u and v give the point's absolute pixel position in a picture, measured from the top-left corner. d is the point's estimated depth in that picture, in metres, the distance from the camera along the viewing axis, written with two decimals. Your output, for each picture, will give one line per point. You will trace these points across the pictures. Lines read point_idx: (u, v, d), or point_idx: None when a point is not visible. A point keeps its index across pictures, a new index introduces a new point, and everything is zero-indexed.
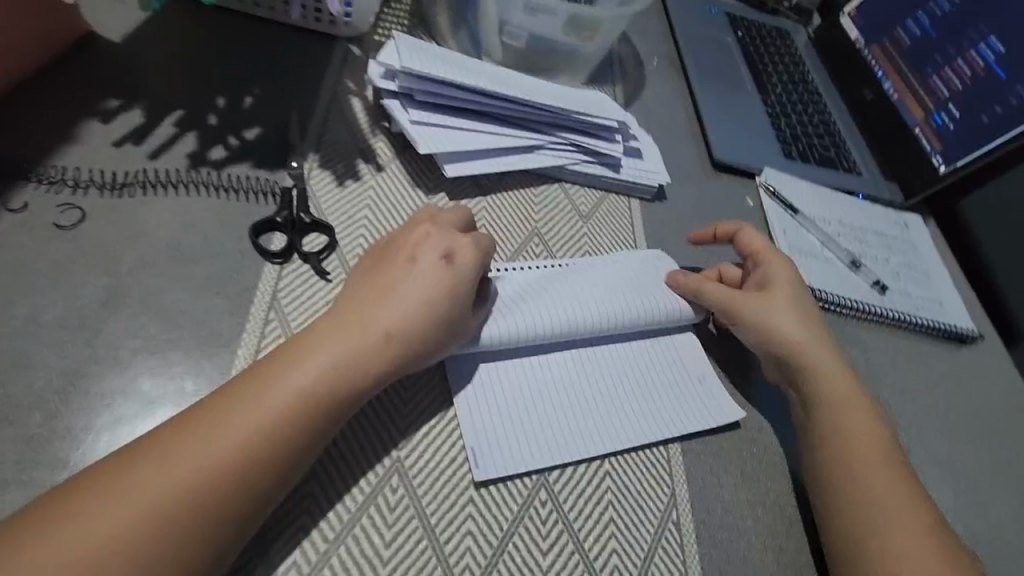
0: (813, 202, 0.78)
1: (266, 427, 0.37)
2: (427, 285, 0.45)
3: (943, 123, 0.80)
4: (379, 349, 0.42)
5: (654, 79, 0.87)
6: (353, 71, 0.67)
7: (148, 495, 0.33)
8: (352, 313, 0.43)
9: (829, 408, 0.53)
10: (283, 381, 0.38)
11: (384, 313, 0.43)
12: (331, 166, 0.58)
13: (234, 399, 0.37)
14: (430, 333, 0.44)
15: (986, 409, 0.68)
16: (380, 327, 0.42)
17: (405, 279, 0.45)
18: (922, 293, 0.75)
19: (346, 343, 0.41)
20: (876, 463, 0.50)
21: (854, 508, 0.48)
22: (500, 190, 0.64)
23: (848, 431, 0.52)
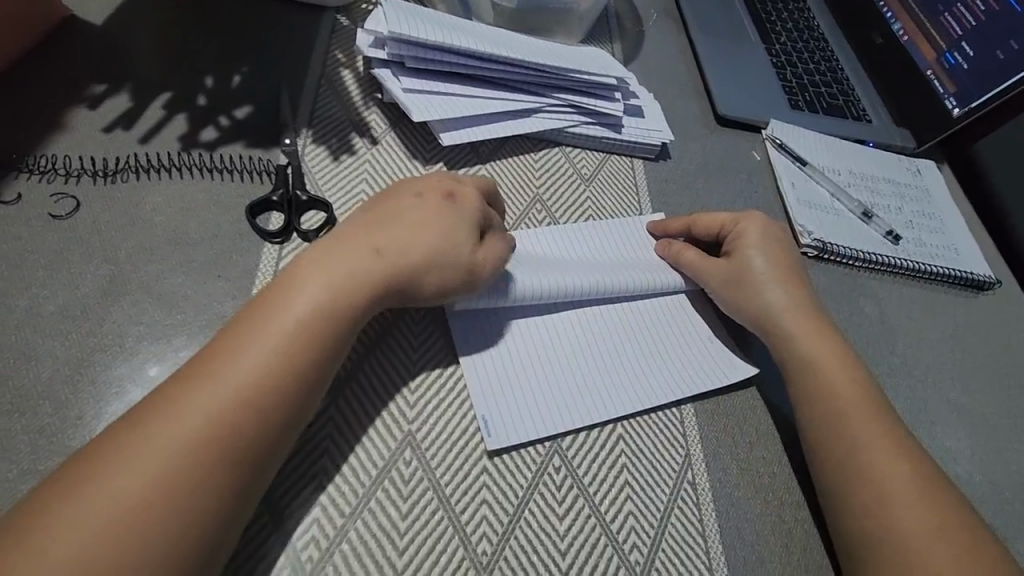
0: (822, 154, 0.76)
1: (260, 378, 0.37)
2: (405, 233, 0.45)
3: (956, 64, 0.77)
4: (368, 291, 0.42)
5: (653, 34, 0.84)
6: (342, 42, 0.65)
7: (152, 466, 0.33)
8: (336, 255, 0.43)
9: (835, 361, 0.53)
10: (268, 336, 0.38)
11: (370, 260, 0.43)
12: (325, 141, 0.57)
13: (223, 356, 0.37)
14: (413, 281, 0.44)
15: (1005, 355, 0.67)
16: (368, 268, 0.43)
17: (384, 228, 0.45)
18: (937, 241, 0.73)
19: (333, 286, 0.41)
20: (876, 415, 0.50)
21: (867, 460, 0.48)
22: (499, 157, 0.62)
23: (843, 385, 0.51)
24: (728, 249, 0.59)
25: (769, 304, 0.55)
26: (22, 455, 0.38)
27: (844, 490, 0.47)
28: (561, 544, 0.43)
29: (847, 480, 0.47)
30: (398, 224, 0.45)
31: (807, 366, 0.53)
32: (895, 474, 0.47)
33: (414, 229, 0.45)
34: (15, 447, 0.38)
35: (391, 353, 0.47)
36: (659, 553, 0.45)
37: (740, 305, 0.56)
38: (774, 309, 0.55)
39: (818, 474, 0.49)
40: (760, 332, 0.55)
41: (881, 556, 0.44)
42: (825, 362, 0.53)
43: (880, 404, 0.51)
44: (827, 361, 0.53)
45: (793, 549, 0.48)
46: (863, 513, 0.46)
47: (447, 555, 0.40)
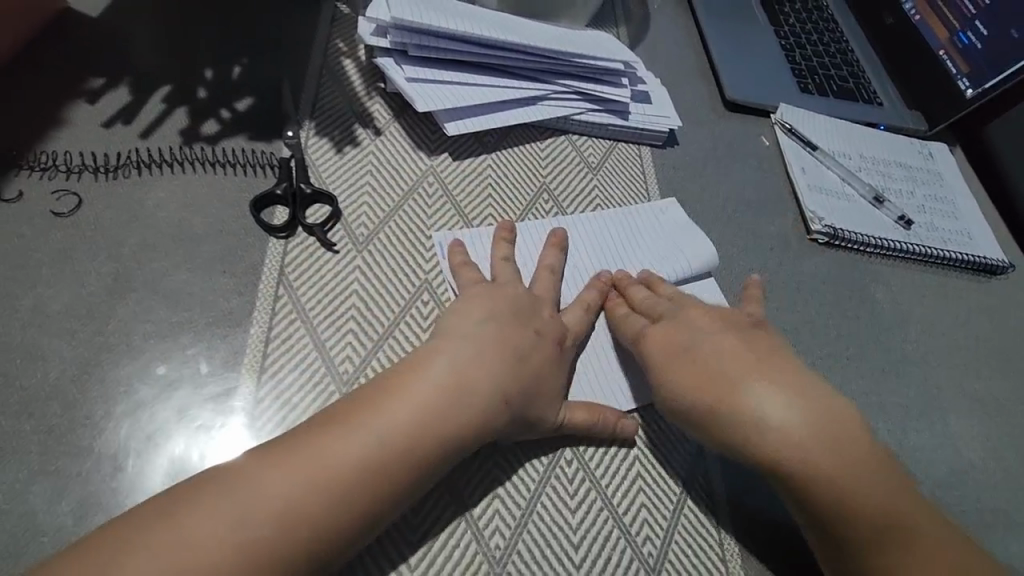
0: (831, 138, 0.74)
1: (377, 469, 0.37)
2: (536, 351, 0.44)
3: (969, 43, 0.76)
4: (487, 396, 0.41)
5: (659, 17, 0.82)
6: (343, 31, 0.64)
7: (259, 513, 0.34)
8: (475, 361, 0.42)
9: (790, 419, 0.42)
10: (395, 427, 0.38)
11: (505, 375, 0.42)
12: (328, 133, 0.57)
13: (349, 433, 0.37)
14: (530, 402, 0.43)
15: (1017, 340, 0.66)
16: (488, 367, 0.42)
17: (518, 337, 0.44)
18: (951, 225, 0.72)
19: (464, 394, 0.40)
20: (868, 477, 0.41)
21: (877, 535, 0.40)
22: (505, 146, 0.61)
23: (815, 443, 0.42)
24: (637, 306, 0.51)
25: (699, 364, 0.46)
26: (32, 456, 0.38)
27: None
28: (574, 538, 0.43)
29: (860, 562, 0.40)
30: (514, 320, 0.45)
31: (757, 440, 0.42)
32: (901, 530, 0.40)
33: (539, 347, 0.45)
34: (26, 448, 0.38)
35: (399, 347, 0.47)
36: (673, 545, 0.44)
37: (667, 380, 0.46)
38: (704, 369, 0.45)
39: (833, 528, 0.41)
40: (700, 412, 0.44)
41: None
42: (779, 427, 0.42)
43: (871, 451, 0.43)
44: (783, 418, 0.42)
45: None
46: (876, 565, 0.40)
47: (461, 550, 0.40)
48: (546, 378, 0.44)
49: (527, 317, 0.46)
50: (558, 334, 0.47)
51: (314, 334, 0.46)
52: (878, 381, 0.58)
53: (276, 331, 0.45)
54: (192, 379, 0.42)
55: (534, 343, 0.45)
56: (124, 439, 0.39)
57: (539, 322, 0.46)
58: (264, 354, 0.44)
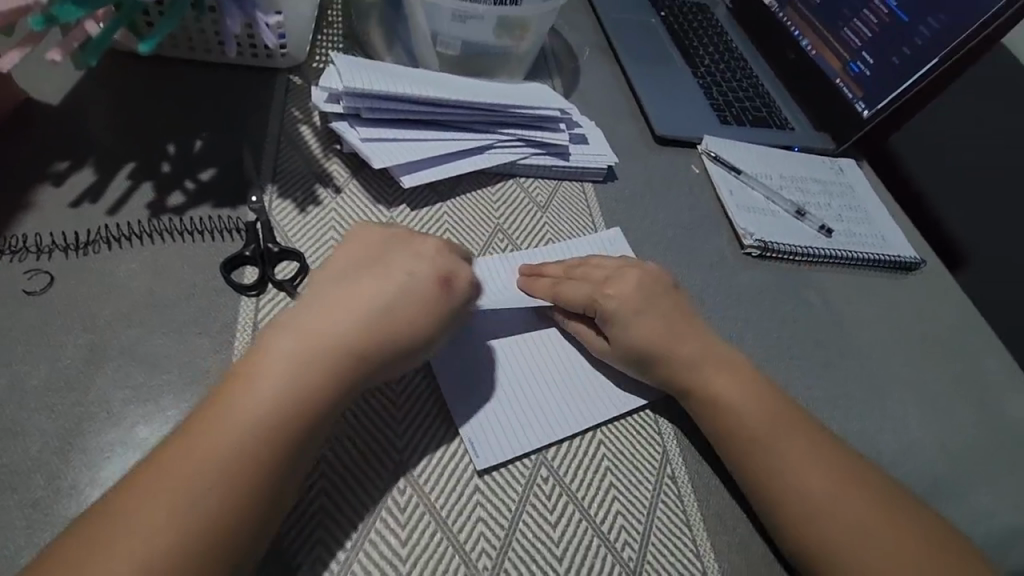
0: (753, 162, 0.82)
1: (260, 427, 0.39)
2: (401, 290, 0.47)
3: (860, 71, 0.87)
4: (341, 347, 0.43)
5: (589, 67, 0.90)
6: (297, 99, 0.68)
7: (161, 501, 0.36)
8: (328, 311, 0.44)
9: (721, 368, 0.54)
10: (263, 386, 0.40)
11: (366, 317, 0.45)
12: (290, 195, 0.60)
13: (225, 405, 0.39)
14: (401, 334, 0.46)
15: (936, 325, 0.73)
16: (346, 315, 0.44)
17: (379, 282, 0.47)
18: (867, 230, 0.79)
19: (324, 342, 0.43)
20: (796, 440, 0.50)
21: (803, 499, 0.48)
22: (458, 194, 0.66)
23: (743, 402, 0.52)
24: (607, 273, 0.57)
25: (660, 323, 0.54)
26: (17, 530, 0.38)
27: (795, 535, 0.47)
28: (557, 550, 0.45)
29: (791, 524, 0.48)
30: (372, 271, 0.48)
31: (699, 383, 0.53)
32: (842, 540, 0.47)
33: (398, 283, 0.47)
34: (9, 523, 0.38)
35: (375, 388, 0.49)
36: (650, 547, 0.47)
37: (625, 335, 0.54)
38: (668, 328, 0.54)
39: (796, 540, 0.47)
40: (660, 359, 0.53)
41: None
42: (716, 380, 0.53)
43: (804, 430, 0.51)
44: (719, 378, 0.53)
45: None
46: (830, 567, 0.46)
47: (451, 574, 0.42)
48: (415, 312, 0.47)
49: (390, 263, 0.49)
50: (436, 276, 0.49)
51: None
52: (819, 376, 0.64)
53: None
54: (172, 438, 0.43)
55: (385, 292, 0.46)
56: None
57: (408, 267, 0.48)
58: None
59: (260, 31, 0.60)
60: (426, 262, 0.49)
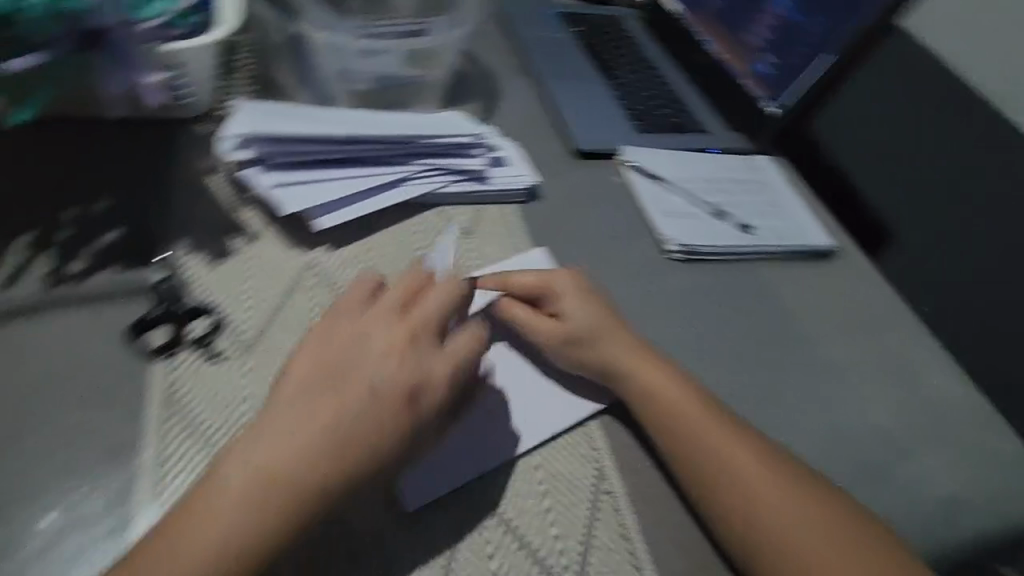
0: (672, 167, 0.84)
1: (221, 546, 0.40)
2: (365, 407, 0.45)
3: (766, 70, 0.90)
4: (304, 466, 0.42)
5: (508, 87, 0.91)
6: (206, 148, 0.67)
7: None
8: (291, 428, 0.44)
9: (653, 368, 0.55)
10: (225, 504, 0.41)
11: (329, 434, 0.43)
12: (203, 249, 0.59)
13: (189, 521, 0.41)
14: (369, 451, 0.44)
15: (857, 309, 0.76)
16: (309, 433, 0.43)
17: (346, 399, 0.45)
18: (785, 223, 0.82)
19: (286, 460, 0.42)
20: (732, 437, 0.52)
21: (741, 493, 0.50)
22: (380, 229, 0.65)
23: (677, 400, 0.54)
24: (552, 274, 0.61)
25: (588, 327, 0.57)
26: None
27: (734, 529, 0.49)
28: None
29: (732, 518, 0.50)
30: (343, 385, 0.46)
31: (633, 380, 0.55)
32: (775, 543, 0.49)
33: (362, 398, 0.45)
34: None
35: None
36: (590, 566, 0.47)
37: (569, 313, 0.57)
38: (598, 331, 0.57)
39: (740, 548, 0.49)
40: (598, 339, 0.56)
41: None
42: (647, 376, 0.55)
43: (731, 422, 0.53)
44: (653, 378, 0.55)
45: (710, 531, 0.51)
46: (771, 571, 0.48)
47: None
48: (382, 429, 0.45)
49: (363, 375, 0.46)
50: (406, 390, 0.46)
51: (214, 447, 0.47)
52: (744, 373, 0.66)
53: (166, 451, 0.46)
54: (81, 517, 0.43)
55: (348, 407, 0.45)
56: None
57: (377, 377, 0.46)
58: (159, 475, 0.45)
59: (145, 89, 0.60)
60: (397, 368, 0.47)
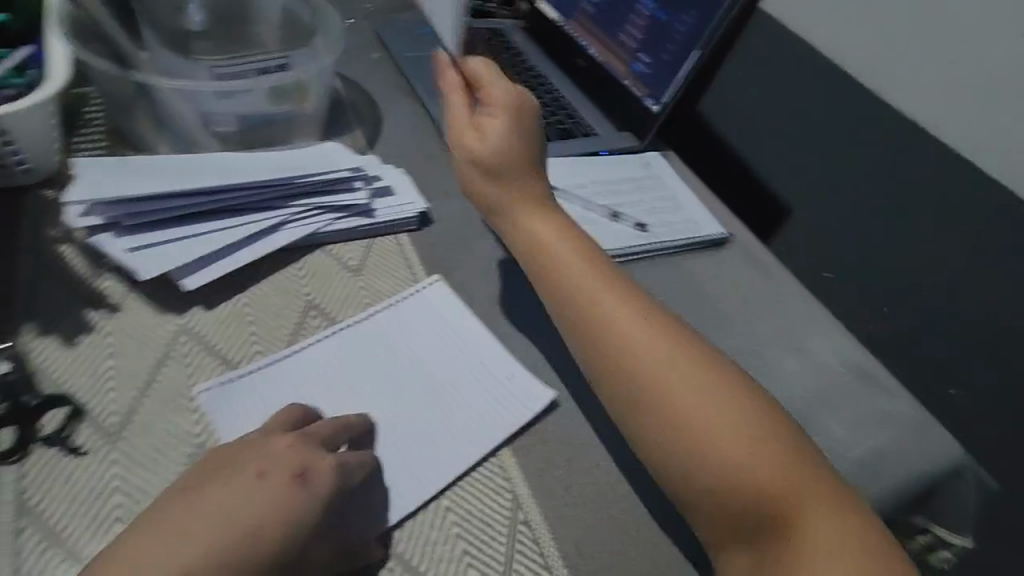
0: (565, 174, 0.85)
1: None
2: (253, 500, 0.42)
3: (642, 70, 0.92)
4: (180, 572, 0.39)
5: (391, 109, 0.89)
6: (53, 216, 0.61)
7: None
8: (167, 537, 0.41)
9: (564, 256, 0.56)
10: None
11: (209, 536, 0.41)
12: (54, 329, 0.53)
13: None
14: (254, 548, 0.41)
15: (754, 290, 0.79)
16: (192, 535, 0.41)
17: (231, 493, 0.43)
18: (678, 217, 0.84)
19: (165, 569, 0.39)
20: (633, 322, 0.52)
21: (630, 363, 0.50)
22: (259, 279, 0.61)
23: (577, 279, 0.55)
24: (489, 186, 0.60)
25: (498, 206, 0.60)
26: None
27: (629, 404, 0.50)
28: None
29: (620, 388, 0.50)
30: (229, 480, 0.43)
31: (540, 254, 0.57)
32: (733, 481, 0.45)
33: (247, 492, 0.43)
34: None
35: None
36: None
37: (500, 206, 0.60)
38: (518, 212, 0.59)
39: (693, 502, 0.46)
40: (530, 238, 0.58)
41: (683, 462, 0.47)
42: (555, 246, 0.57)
43: (671, 350, 0.50)
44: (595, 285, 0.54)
45: (632, 541, 0.50)
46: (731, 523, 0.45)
47: None
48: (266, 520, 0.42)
49: (255, 467, 0.44)
50: (291, 472, 0.44)
51: (77, 555, 0.43)
52: None
53: (21, 569, 0.41)
54: None
55: (229, 505, 0.42)
56: None
57: (263, 465, 0.44)
58: None
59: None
60: (282, 454, 0.45)
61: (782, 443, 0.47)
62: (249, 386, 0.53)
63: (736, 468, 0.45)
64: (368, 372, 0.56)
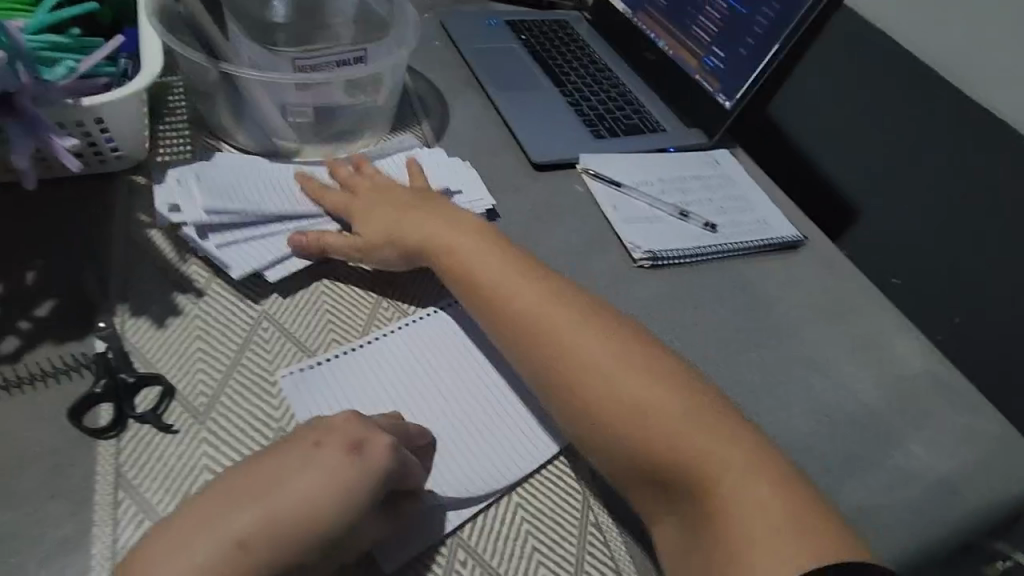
0: (632, 171, 0.83)
1: None
2: (311, 471, 0.42)
3: (715, 64, 0.89)
4: (238, 539, 0.39)
5: (457, 102, 0.89)
6: (142, 201, 0.63)
7: None
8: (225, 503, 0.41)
9: (506, 270, 0.56)
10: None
11: (267, 504, 0.40)
12: (146, 311, 0.55)
13: None
14: (310, 519, 0.40)
15: (829, 296, 0.75)
16: (248, 502, 0.40)
17: (290, 464, 0.42)
18: (749, 217, 0.81)
19: (223, 535, 0.39)
20: (578, 322, 0.52)
21: (570, 356, 0.50)
22: (334, 269, 0.62)
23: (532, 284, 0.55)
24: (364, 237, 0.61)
25: (390, 233, 0.60)
26: None
27: (577, 406, 0.49)
28: None
29: (556, 385, 0.50)
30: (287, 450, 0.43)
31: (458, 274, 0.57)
32: (685, 473, 0.45)
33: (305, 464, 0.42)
34: None
35: None
36: None
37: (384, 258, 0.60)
38: (413, 234, 0.59)
39: (662, 496, 0.46)
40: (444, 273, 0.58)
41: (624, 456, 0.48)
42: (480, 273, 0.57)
43: (577, 378, 0.49)
44: (507, 310, 0.54)
45: None
46: (695, 513, 0.45)
47: None
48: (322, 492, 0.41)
49: (313, 439, 0.44)
50: (345, 445, 0.43)
51: None
52: (720, 376, 0.65)
53: (122, 540, 0.44)
54: None
55: (287, 476, 0.42)
56: None
57: (318, 437, 0.44)
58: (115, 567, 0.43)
59: (57, 155, 0.54)
60: (336, 427, 0.45)
61: (726, 427, 0.47)
62: (326, 374, 0.54)
63: (680, 456, 0.45)
64: (440, 366, 0.56)
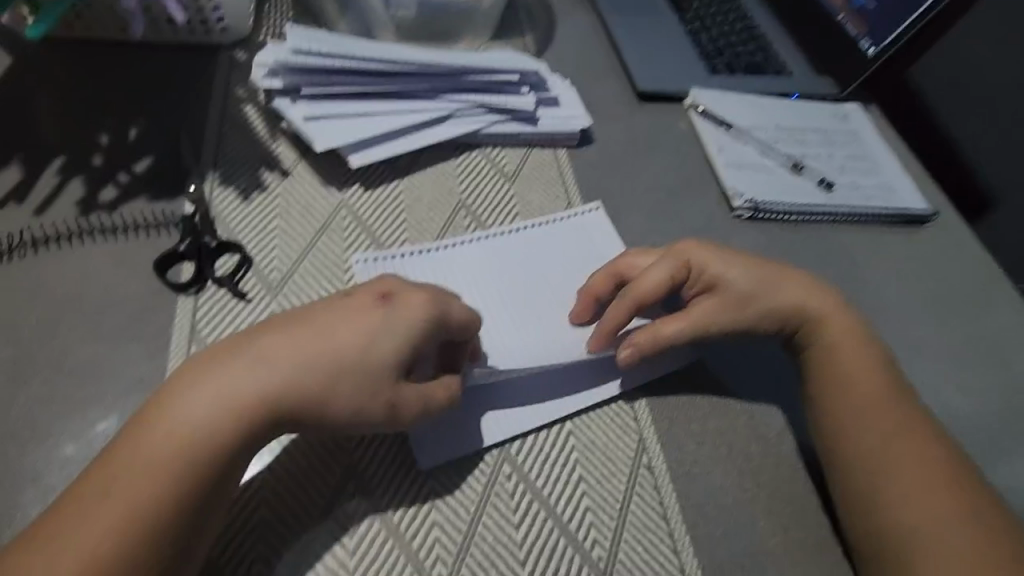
0: (747, 113, 0.75)
1: (185, 441, 0.36)
2: (352, 312, 0.41)
3: (863, 3, 0.77)
4: (275, 362, 0.39)
5: (566, 17, 0.83)
6: (241, 76, 0.63)
7: (100, 503, 0.34)
8: (268, 330, 0.40)
9: (844, 343, 0.51)
10: (191, 395, 0.37)
11: (307, 334, 0.40)
12: (233, 182, 0.56)
13: (161, 408, 0.37)
14: (347, 354, 0.40)
15: (951, 284, 0.67)
16: (290, 331, 0.40)
17: (331, 305, 0.42)
18: (873, 182, 0.72)
19: (265, 357, 0.39)
20: (906, 422, 0.47)
21: (878, 458, 0.46)
22: (415, 171, 0.61)
23: (799, 297, 0.52)
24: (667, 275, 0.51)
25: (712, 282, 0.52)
26: None
27: (872, 505, 0.45)
28: (520, 553, 0.43)
29: (858, 484, 0.46)
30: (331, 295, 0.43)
31: (753, 299, 0.51)
32: None
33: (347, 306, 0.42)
34: None
35: None
36: (622, 545, 0.44)
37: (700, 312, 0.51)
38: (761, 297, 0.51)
39: None
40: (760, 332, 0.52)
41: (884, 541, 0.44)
42: (729, 276, 0.51)
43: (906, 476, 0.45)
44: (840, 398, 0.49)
45: (759, 519, 0.47)
46: None
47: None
48: (361, 332, 0.40)
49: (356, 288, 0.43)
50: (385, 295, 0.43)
51: None
52: None
53: None
54: (93, 448, 0.43)
55: (328, 314, 0.41)
56: (40, 507, 0.41)
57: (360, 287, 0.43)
58: None
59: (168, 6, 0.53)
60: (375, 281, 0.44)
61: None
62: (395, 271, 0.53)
63: None
64: (511, 283, 0.54)
